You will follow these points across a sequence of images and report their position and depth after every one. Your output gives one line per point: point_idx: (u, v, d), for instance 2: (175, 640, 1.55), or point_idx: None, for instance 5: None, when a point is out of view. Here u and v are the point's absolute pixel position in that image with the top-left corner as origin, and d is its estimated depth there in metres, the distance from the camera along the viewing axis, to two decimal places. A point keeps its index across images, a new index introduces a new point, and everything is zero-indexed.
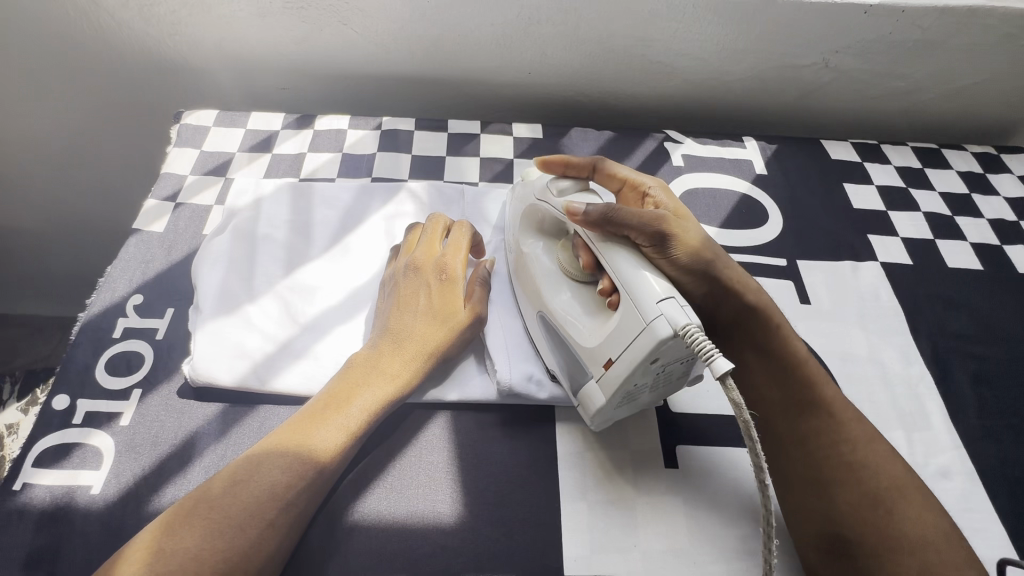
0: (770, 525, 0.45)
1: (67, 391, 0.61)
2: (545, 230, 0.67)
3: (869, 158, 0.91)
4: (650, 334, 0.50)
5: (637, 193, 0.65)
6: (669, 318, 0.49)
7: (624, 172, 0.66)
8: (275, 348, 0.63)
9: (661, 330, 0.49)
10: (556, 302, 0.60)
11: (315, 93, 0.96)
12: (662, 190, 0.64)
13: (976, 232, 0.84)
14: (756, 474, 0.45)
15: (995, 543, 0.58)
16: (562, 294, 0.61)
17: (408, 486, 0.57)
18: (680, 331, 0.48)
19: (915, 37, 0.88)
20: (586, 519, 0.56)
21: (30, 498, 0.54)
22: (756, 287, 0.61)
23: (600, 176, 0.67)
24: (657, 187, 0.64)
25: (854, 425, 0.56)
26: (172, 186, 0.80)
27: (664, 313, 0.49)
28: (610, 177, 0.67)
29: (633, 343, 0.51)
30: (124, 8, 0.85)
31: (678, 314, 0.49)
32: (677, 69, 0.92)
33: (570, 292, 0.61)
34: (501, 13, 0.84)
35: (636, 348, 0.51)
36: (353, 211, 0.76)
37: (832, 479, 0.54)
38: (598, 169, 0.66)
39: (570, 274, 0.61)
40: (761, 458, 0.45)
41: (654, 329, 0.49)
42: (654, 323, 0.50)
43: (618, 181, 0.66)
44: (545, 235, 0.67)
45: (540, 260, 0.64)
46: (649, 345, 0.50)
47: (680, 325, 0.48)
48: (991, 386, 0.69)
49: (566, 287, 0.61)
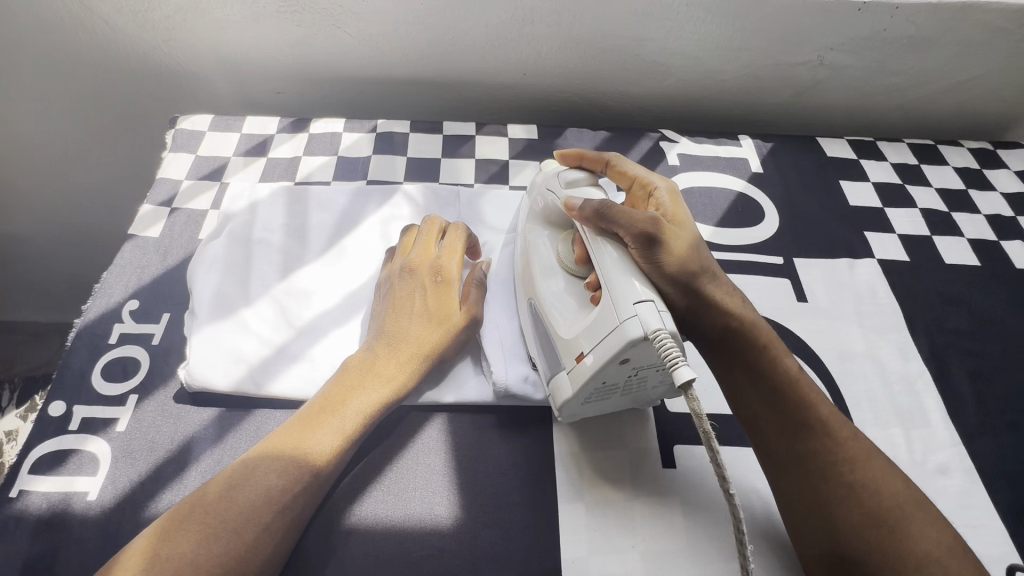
0: (741, 533, 0.44)
1: (64, 398, 0.61)
2: (552, 221, 0.66)
3: (865, 155, 0.91)
4: (620, 333, 0.50)
5: (645, 193, 0.64)
6: (641, 320, 0.49)
7: (633, 169, 0.66)
8: (271, 352, 0.63)
9: (632, 331, 0.49)
10: (548, 293, 0.60)
11: (311, 96, 0.96)
12: (669, 194, 0.63)
13: (974, 228, 0.83)
14: (719, 480, 0.45)
15: (995, 540, 0.57)
16: (554, 286, 0.61)
17: (406, 489, 0.57)
18: (650, 334, 0.48)
19: (910, 34, 0.87)
20: (584, 520, 0.56)
21: (27, 504, 0.55)
22: (744, 305, 0.60)
23: (611, 173, 0.67)
24: (663, 189, 0.63)
25: (854, 440, 0.55)
26: (169, 191, 0.80)
27: (637, 314, 0.49)
28: (620, 174, 0.66)
29: (605, 340, 0.51)
30: (119, 15, 0.86)
31: (651, 318, 0.49)
32: (672, 68, 0.92)
33: (563, 283, 0.61)
34: (496, 14, 0.84)
35: (606, 346, 0.51)
36: (349, 214, 0.76)
37: (833, 498, 0.53)
38: (610, 165, 0.67)
39: (566, 266, 0.61)
40: (724, 467, 0.45)
41: (626, 329, 0.49)
42: (626, 323, 0.50)
43: (628, 178, 0.66)
44: (552, 224, 0.66)
45: (543, 249, 0.64)
46: (619, 344, 0.50)
47: (651, 328, 0.48)
48: (990, 382, 0.69)
49: (562, 279, 0.61)
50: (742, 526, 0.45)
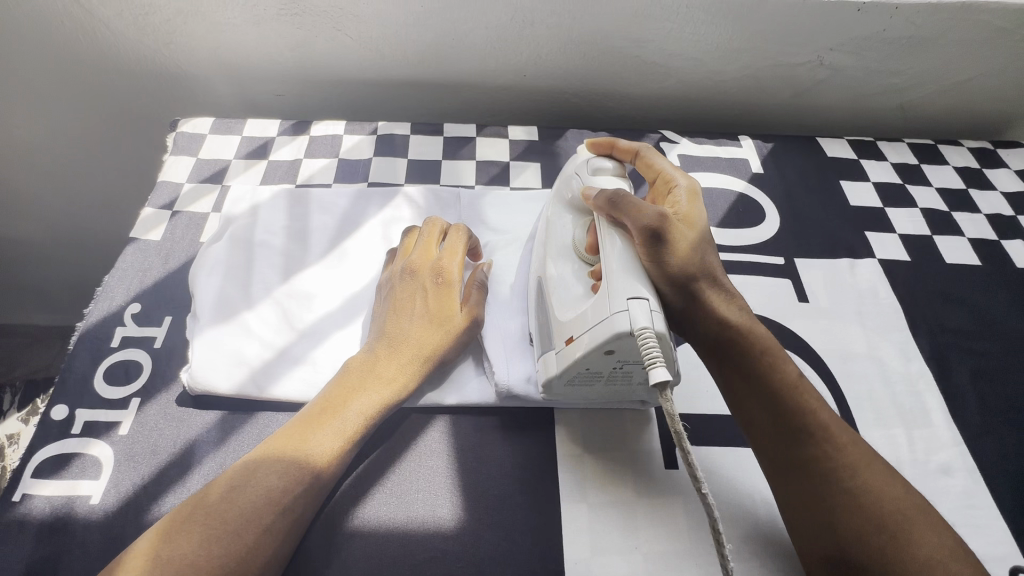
0: (717, 531, 0.44)
1: (66, 402, 0.61)
2: (575, 205, 0.65)
3: (865, 155, 0.91)
4: (608, 325, 0.50)
5: (667, 188, 0.65)
6: (630, 316, 0.49)
7: (661, 164, 0.66)
8: (273, 355, 0.63)
9: (620, 324, 0.49)
10: (556, 275, 0.60)
11: (311, 99, 0.97)
12: (688, 192, 0.63)
13: (974, 227, 0.83)
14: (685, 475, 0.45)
15: (997, 540, 0.57)
16: (564, 269, 0.60)
17: (408, 491, 0.57)
18: (636, 331, 0.48)
19: (909, 34, 0.88)
20: (587, 521, 0.56)
21: (29, 508, 0.54)
22: (742, 311, 0.60)
23: (639, 164, 0.67)
24: (683, 187, 0.63)
25: (856, 440, 0.55)
26: (170, 194, 0.80)
27: (627, 309, 0.50)
28: (648, 167, 0.66)
29: (593, 328, 0.52)
30: (120, 18, 0.86)
31: (641, 316, 0.49)
32: (672, 69, 0.92)
33: (572, 268, 0.60)
34: (495, 17, 0.84)
35: (593, 334, 0.51)
36: (351, 216, 0.76)
37: (833, 504, 0.52)
38: (640, 157, 0.66)
39: (579, 251, 0.61)
40: (696, 467, 0.44)
41: (614, 322, 0.50)
42: (616, 316, 0.50)
43: (654, 172, 0.66)
44: (575, 209, 0.65)
45: (562, 233, 0.63)
46: (605, 335, 0.50)
47: (638, 325, 0.49)
48: (992, 382, 0.69)
49: (572, 264, 0.61)
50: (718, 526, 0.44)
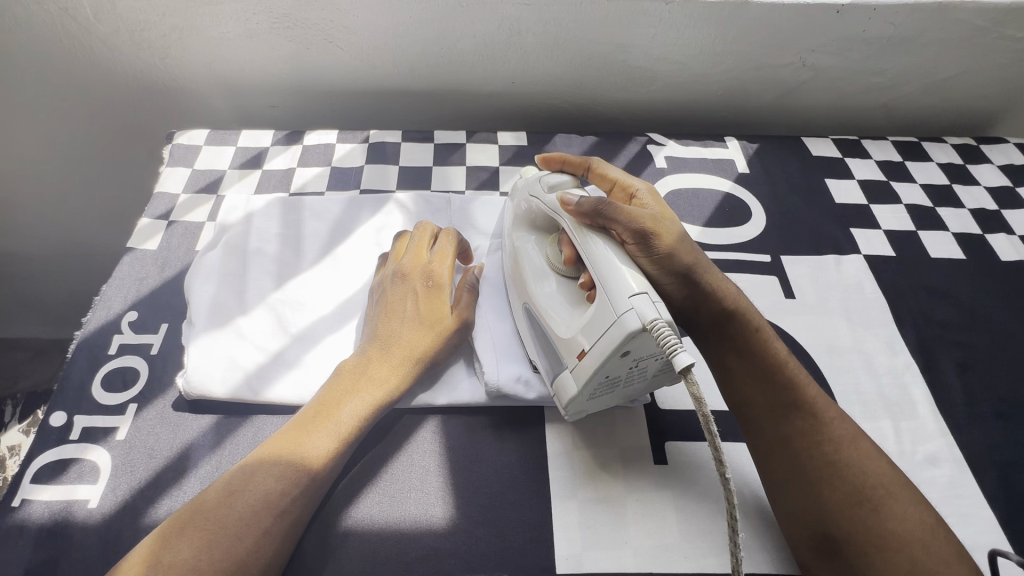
0: (734, 518, 0.46)
1: (65, 408, 0.62)
2: (538, 226, 0.68)
3: (849, 153, 0.93)
4: (619, 327, 0.51)
5: (626, 194, 0.65)
6: (638, 312, 0.50)
7: (614, 173, 0.67)
8: (267, 358, 0.64)
9: (630, 323, 0.50)
10: (543, 295, 0.62)
11: (306, 110, 0.98)
12: (649, 193, 0.64)
13: (958, 223, 0.85)
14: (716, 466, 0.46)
15: (984, 529, 0.58)
16: (548, 288, 0.62)
17: (400, 490, 0.58)
18: (647, 325, 0.49)
19: (889, 34, 0.89)
20: (578, 517, 0.57)
21: (29, 513, 0.55)
22: (737, 292, 0.62)
23: (592, 176, 0.68)
24: (644, 190, 0.64)
25: (840, 424, 0.57)
26: (166, 205, 0.81)
27: (634, 307, 0.50)
28: (600, 177, 0.67)
29: (605, 335, 0.52)
30: (116, 35, 0.88)
31: (647, 309, 0.50)
32: (658, 73, 0.94)
33: (555, 286, 0.62)
34: (482, 25, 0.86)
35: (606, 341, 0.52)
36: (343, 221, 0.78)
37: (819, 475, 0.54)
38: (592, 169, 0.68)
39: (557, 268, 0.63)
40: (721, 451, 0.46)
41: (624, 323, 0.50)
42: (623, 316, 0.51)
43: (608, 181, 0.67)
44: (539, 229, 0.67)
45: (531, 254, 0.65)
46: (618, 337, 0.51)
47: (649, 319, 0.49)
48: (978, 372, 0.70)
49: (553, 282, 0.62)
50: (735, 510, 0.46)
